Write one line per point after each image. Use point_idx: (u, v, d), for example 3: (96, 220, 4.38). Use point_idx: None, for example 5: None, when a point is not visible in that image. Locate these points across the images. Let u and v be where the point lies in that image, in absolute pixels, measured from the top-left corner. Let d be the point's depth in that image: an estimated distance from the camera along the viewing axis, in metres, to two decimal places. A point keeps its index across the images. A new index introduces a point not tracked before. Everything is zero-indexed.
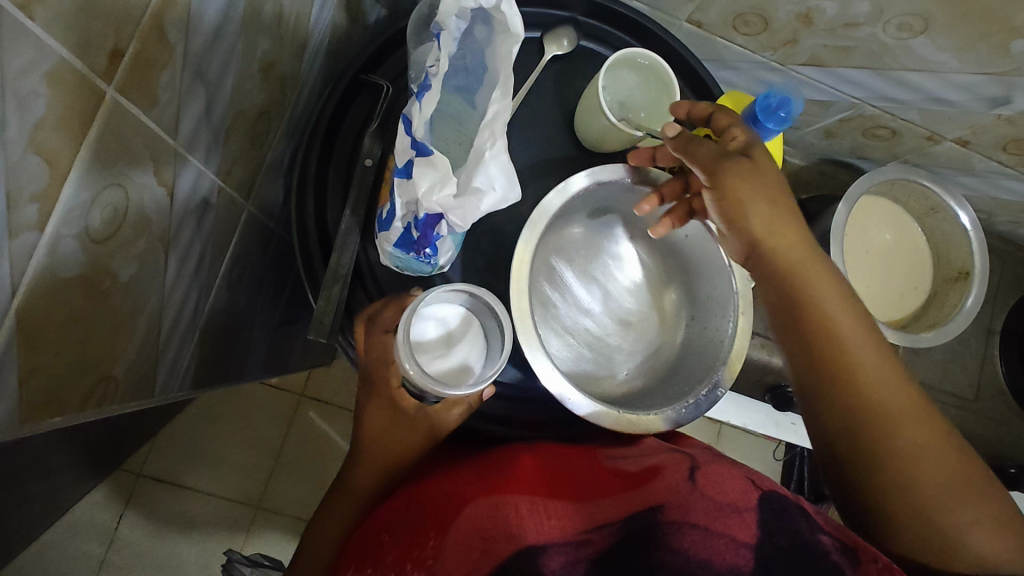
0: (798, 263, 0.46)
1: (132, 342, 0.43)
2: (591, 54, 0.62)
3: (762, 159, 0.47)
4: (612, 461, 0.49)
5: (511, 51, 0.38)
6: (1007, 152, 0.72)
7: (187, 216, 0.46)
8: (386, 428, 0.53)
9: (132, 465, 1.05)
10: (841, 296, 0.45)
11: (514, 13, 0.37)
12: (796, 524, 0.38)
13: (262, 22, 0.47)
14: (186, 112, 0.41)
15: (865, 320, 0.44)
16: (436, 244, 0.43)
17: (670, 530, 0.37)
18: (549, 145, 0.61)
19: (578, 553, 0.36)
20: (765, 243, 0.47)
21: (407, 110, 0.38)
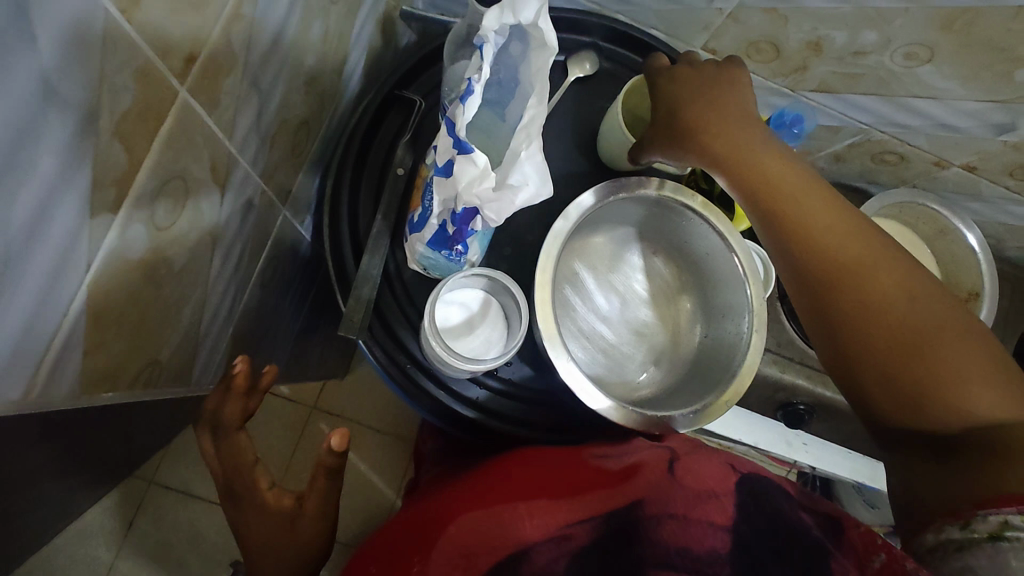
0: (772, 177, 0.48)
1: (177, 329, 0.46)
2: (611, 77, 0.66)
3: (699, 108, 0.52)
4: (599, 460, 0.50)
5: (546, 63, 0.41)
6: (1014, 178, 0.75)
7: (234, 214, 0.49)
8: (265, 530, 0.50)
9: (145, 472, 1.07)
10: (812, 190, 0.47)
11: (551, 30, 0.40)
12: (779, 504, 0.43)
13: (311, 38, 0.51)
14: (241, 115, 0.44)
15: (838, 209, 0.47)
16: (468, 241, 0.46)
17: (652, 522, 0.41)
18: (569, 160, 0.64)
19: (561, 549, 0.40)
20: (740, 172, 0.49)
21: (452, 113, 0.40)
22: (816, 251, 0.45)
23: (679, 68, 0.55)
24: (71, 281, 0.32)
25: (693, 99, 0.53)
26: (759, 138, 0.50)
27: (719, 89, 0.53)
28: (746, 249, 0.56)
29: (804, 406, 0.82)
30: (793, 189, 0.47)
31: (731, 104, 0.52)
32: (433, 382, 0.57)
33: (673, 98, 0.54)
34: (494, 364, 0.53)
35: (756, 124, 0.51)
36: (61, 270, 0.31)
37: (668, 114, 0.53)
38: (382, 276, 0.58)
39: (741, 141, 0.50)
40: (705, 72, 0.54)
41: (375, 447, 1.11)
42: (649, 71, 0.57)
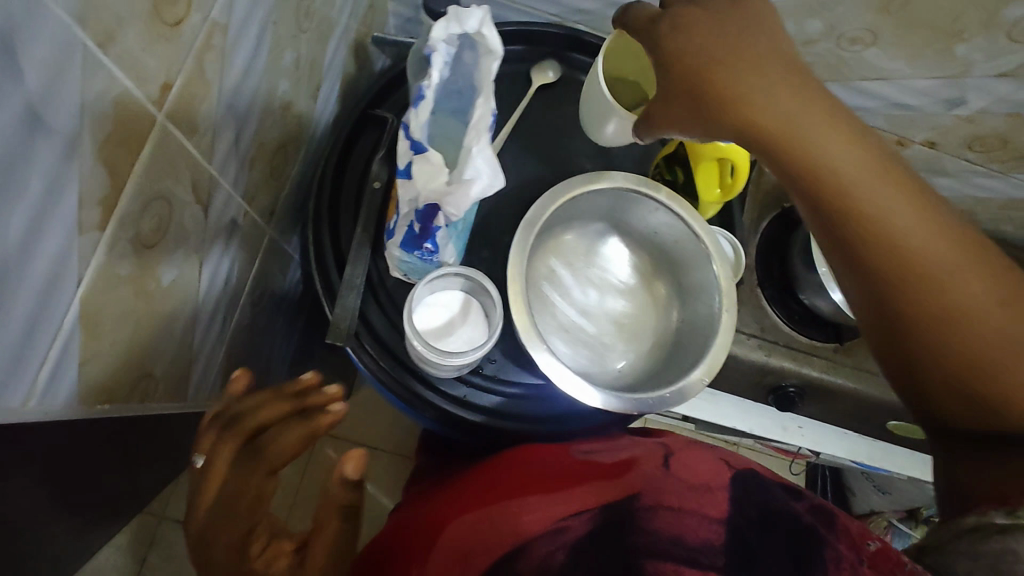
0: (826, 157, 0.41)
1: (170, 344, 0.49)
2: (573, 84, 0.69)
3: (726, 68, 0.44)
4: (586, 455, 0.53)
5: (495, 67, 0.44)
6: (974, 150, 0.77)
7: (218, 234, 0.52)
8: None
9: (156, 508, 1.09)
10: (873, 172, 0.40)
11: (495, 35, 0.43)
12: (773, 495, 0.45)
13: (283, 65, 0.55)
14: (219, 139, 0.47)
15: (906, 193, 0.40)
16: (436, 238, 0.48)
17: (645, 513, 0.43)
18: (537, 163, 0.67)
19: (559, 541, 0.43)
20: (788, 151, 0.42)
21: (406, 117, 0.43)
22: (876, 238, 0.40)
23: (682, 10, 0.47)
24: (64, 295, 0.35)
25: (718, 54, 0.44)
26: (799, 96, 0.42)
27: (743, 31, 0.44)
28: (711, 233, 0.59)
29: (794, 388, 0.82)
30: (844, 157, 0.41)
31: (768, 56, 0.44)
32: (424, 384, 0.60)
33: (683, 54, 0.46)
34: (473, 359, 0.55)
35: (798, 77, 0.43)
36: (54, 285, 0.34)
37: (683, 73, 0.46)
38: (366, 285, 0.61)
39: (786, 114, 0.42)
40: (721, 15, 0.45)
41: (380, 465, 1.13)
42: (633, 24, 0.51)
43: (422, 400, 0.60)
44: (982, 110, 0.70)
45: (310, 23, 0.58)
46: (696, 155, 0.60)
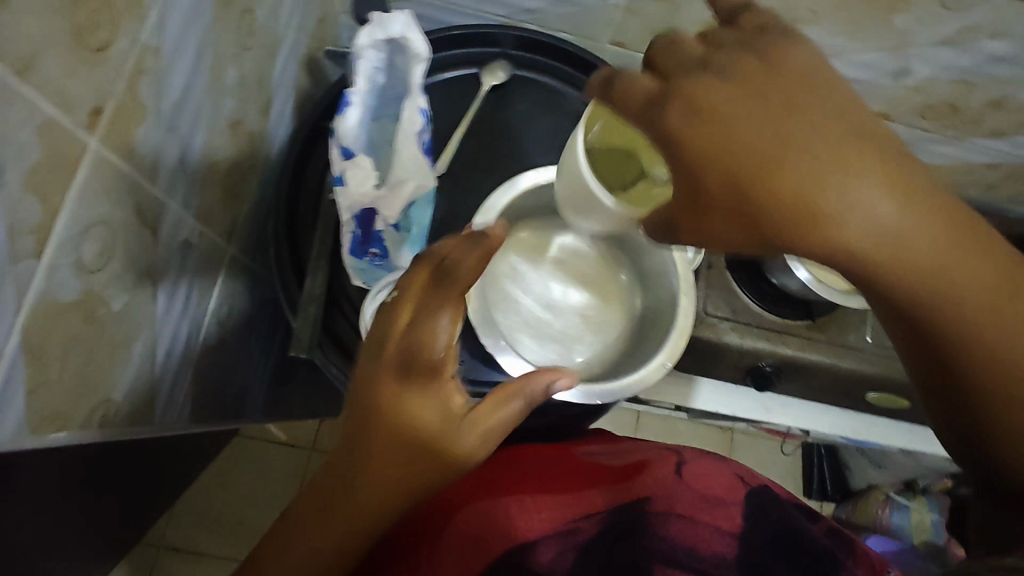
0: (936, 265, 0.32)
1: (127, 368, 0.49)
2: (523, 83, 0.70)
3: (790, 169, 0.32)
4: (590, 457, 0.57)
5: (420, 73, 0.49)
6: (927, 119, 0.78)
7: (172, 255, 0.52)
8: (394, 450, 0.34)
9: (153, 538, 1.09)
10: (981, 274, 0.33)
11: (420, 44, 0.49)
12: (789, 516, 0.48)
13: (227, 84, 0.55)
14: (163, 161, 0.48)
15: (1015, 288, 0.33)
16: (380, 242, 0.51)
17: (658, 520, 0.46)
18: (493, 164, 0.68)
19: (567, 543, 0.45)
20: (894, 272, 0.32)
21: (336, 122, 0.48)
22: (995, 356, 0.33)
23: (701, 83, 0.34)
24: (2, 326, 0.35)
25: (768, 148, 0.32)
26: (903, 199, 0.31)
27: (799, 112, 0.32)
28: None
29: (769, 366, 0.82)
30: (953, 263, 0.32)
31: (823, 133, 0.32)
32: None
33: (728, 147, 0.32)
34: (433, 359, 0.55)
35: (877, 159, 0.32)
36: None
37: (722, 180, 0.33)
38: (327, 296, 0.61)
39: (886, 223, 0.31)
40: (739, 83, 0.33)
41: None
42: (628, 107, 0.36)
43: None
44: (929, 79, 0.71)
45: (254, 41, 0.58)
46: None
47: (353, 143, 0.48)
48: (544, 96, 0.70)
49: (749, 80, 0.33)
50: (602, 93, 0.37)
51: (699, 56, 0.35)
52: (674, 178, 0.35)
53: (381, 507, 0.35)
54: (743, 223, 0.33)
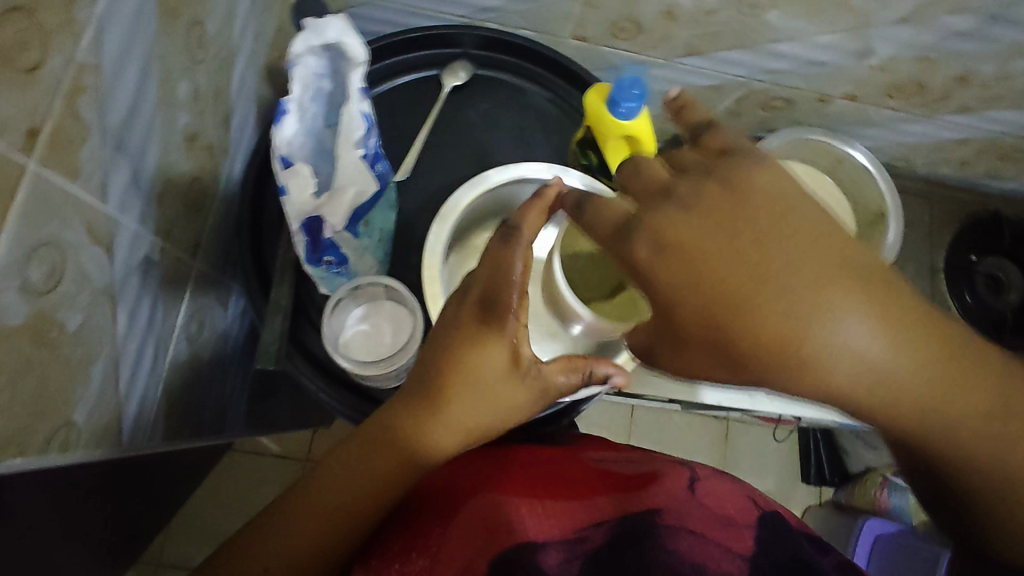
0: (919, 397, 0.35)
1: (89, 389, 0.48)
2: (484, 81, 0.70)
3: (771, 317, 0.35)
4: (601, 465, 0.55)
5: (358, 78, 0.48)
6: (894, 98, 0.77)
7: (130, 273, 0.52)
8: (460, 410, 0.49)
9: (151, 556, 1.09)
10: (969, 398, 0.36)
11: (357, 48, 0.47)
12: (796, 544, 0.44)
13: (178, 99, 0.54)
14: (113, 180, 0.47)
15: (1007, 404, 0.36)
16: (331, 249, 0.52)
17: (669, 533, 0.42)
18: (456, 166, 0.68)
19: (574, 551, 0.42)
20: (877, 402, 0.36)
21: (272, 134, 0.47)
22: (973, 461, 0.37)
23: (671, 219, 0.39)
24: None
25: (748, 295, 0.36)
26: (886, 329, 0.34)
27: (764, 243, 0.36)
28: None
29: None
30: (935, 391, 0.35)
31: (803, 279, 0.35)
32: (351, 401, 0.59)
33: (705, 285, 0.37)
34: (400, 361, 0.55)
35: (859, 300, 0.35)
36: None
37: (705, 318, 0.38)
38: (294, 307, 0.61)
39: (868, 363, 0.35)
40: (714, 228, 0.38)
41: None
42: (601, 230, 0.43)
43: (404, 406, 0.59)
44: (892, 58, 0.70)
45: (206, 54, 0.58)
46: (602, 137, 0.60)
47: (291, 152, 0.47)
48: (506, 94, 0.70)
49: (727, 226, 0.38)
50: (579, 216, 0.45)
51: (667, 186, 0.41)
52: (672, 318, 0.39)
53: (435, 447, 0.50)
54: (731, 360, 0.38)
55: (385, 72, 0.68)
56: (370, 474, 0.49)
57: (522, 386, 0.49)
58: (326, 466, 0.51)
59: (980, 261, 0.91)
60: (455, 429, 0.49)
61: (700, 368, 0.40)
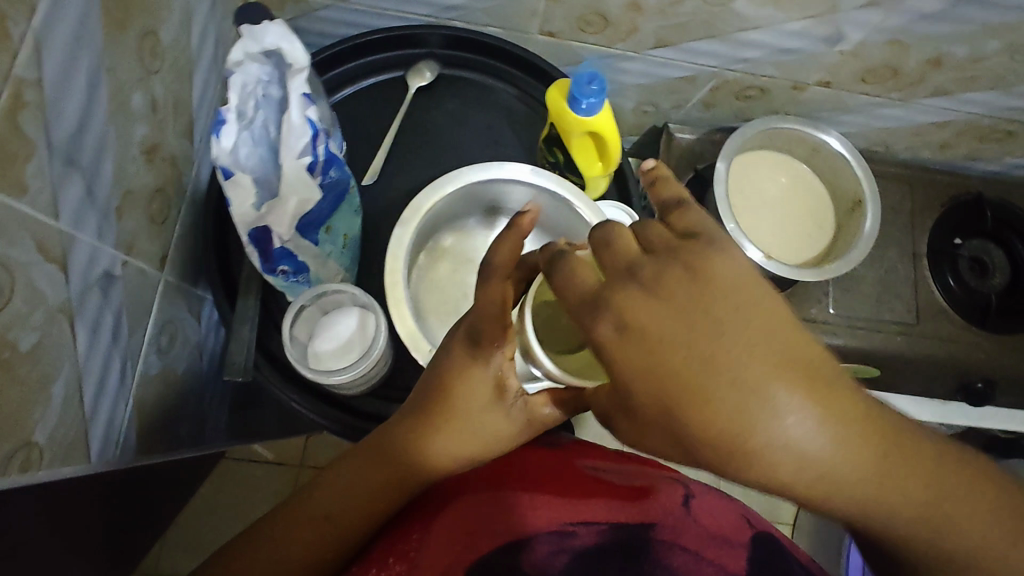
0: (866, 491, 0.32)
1: (50, 409, 0.48)
2: (449, 81, 0.69)
3: (720, 409, 0.30)
4: (597, 472, 0.54)
5: (299, 80, 0.47)
6: (867, 83, 0.76)
7: (89, 289, 0.51)
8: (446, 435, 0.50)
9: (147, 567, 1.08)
10: (911, 483, 0.33)
11: (297, 52, 0.47)
12: (783, 560, 0.45)
13: (133, 111, 0.53)
14: (65, 195, 0.46)
15: (943, 482, 0.34)
16: (283, 260, 0.51)
17: (664, 549, 0.43)
18: (423, 168, 0.67)
19: (563, 544, 0.43)
20: (826, 499, 0.32)
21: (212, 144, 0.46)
22: (914, 542, 0.34)
23: (633, 302, 0.31)
24: None
25: (698, 385, 0.30)
26: (834, 425, 0.30)
27: (715, 323, 0.30)
28: (592, 204, 0.59)
29: None
30: (880, 481, 0.32)
31: (758, 369, 0.30)
32: (308, 399, 0.58)
33: (656, 373, 0.31)
34: (358, 366, 0.55)
35: (812, 389, 0.30)
36: None
37: (650, 407, 0.31)
38: (261, 313, 0.61)
39: (818, 462, 0.30)
40: (671, 299, 0.31)
41: None
42: (567, 298, 0.34)
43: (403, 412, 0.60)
44: (862, 43, 0.69)
45: (161, 63, 0.57)
46: (565, 134, 0.59)
47: (232, 163, 0.46)
48: (472, 93, 0.69)
49: (685, 299, 0.31)
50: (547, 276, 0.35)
51: (631, 261, 0.33)
52: (616, 396, 0.33)
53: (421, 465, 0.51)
54: (676, 451, 0.32)
55: (347, 76, 0.67)
56: (365, 487, 0.51)
57: (507, 415, 0.49)
58: (327, 475, 0.53)
59: (964, 244, 0.89)
60: (442, 456, 0.51)
61: (644, 448, 0.34)
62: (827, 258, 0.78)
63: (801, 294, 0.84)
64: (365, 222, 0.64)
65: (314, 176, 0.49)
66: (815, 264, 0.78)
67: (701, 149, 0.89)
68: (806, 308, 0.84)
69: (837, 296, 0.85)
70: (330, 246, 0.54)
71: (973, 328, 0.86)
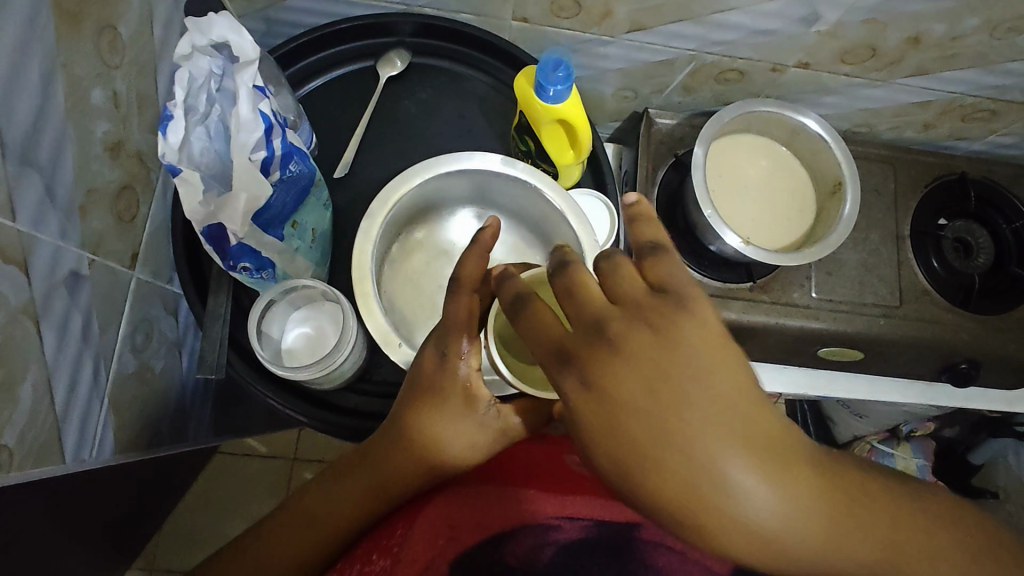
0: (823, 560, 0.32)
1: (18, 412, 0.47)
2: (420, 70, 0.68)
3: (676, 480, 0.30)
4: None
5: (247, 71, 0.47)
6: (847, 63, 0.75)
7: (55, 289, 0.50)
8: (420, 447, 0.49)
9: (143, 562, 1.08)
10: (868, 548, 0.33)
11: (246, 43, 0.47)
12: None
13: (92, 107, 0.53)
14: (23, 195, 0.45)
15: (898, 541, 0.34)
16: (243, 256, 0.50)
17: (649, 546, 0.47)
18: (395, 159, 0.66)
19: (548, 536, 0.46)
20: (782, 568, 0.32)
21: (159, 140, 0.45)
22: None
23: (599, 363, 0.31)
24: None
25: (656, 454, 0.30)
26: (788, 495, 0.30)
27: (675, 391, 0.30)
28: (564, 192, 0.59)
29: None
30: (837, 549, 0.32)
31: (714, 441, 0.29)
32: (283, 394, 0.58)
33: (617, 436, 0.30)
34: (332, 359, 0.54)
35: (767, 459, 0.30)
36: None
37: (611, 471, 0.31)
38: (233, 310, 0.61)
39: (773, 535, 0.30)
40: (635, 362, 0.30)
41: None
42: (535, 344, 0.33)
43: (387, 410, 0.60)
44: (839, 22, 0.68)
45: (121, 58, 0.56)
46: (536, 122, 0.58)
47: (179, 160, 0.45)
48: (443, 82, 0.68)
49: (648, 362, 0.30)
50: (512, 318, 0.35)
51: (597, 315, 0.32)
52: (580, 453, 0.33)
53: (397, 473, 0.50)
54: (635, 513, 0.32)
55: (315, 67, 0.66)
56: (351, 493, 0.52)
57: (480, 424, 0.48)
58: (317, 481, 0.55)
59: (947, 225, 0.88)
60: (416, 465, 0.50)
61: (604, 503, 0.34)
62: (808, 242, 0.77)
63: (783, 279, 0.83)
64: (336, 216, 0.64)
65: (269, 174, 0.48)
66: (796, 248, 0.78)
67: (681, 133, 0.86)
68: (790, 292, 0.83)
69: (822, 279, 0.84)
70: (296, 241, 0.54)
71: (955, 308, 0.85)
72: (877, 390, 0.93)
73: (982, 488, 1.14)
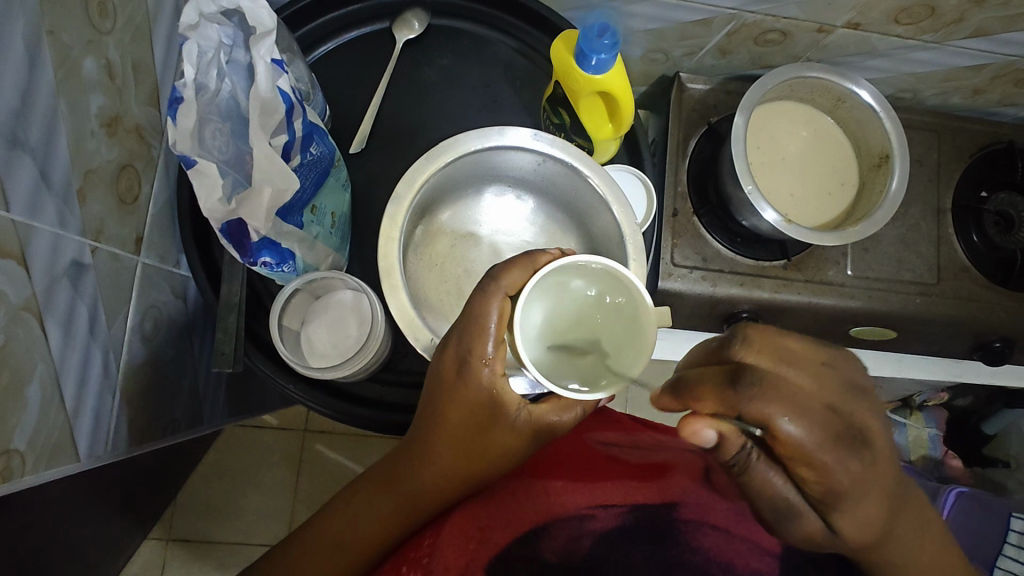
0: None
1: (28, 413, 0.44)
2: (441, 31, 0.62)
3: None
4: (609, 449, 0.59)
5: (265, 44, 0.43)
6: (901, 23, 0.69)
7: (57, 281, 0.46)
8: (449, 451, 0.46)
9: (160, 532, 1.08)
10: None
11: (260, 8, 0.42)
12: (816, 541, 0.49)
13: (86, 79, 0.47)
14: (15, 182, 0.41)
15: None
16: (261, 251, 0.46)
17: (690, 529, 0.46)
18: (414, 132, 0.61)
19: (584, 527, 0.46)
20: None
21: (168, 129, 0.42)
22: None
23: None
24: None
25: None
26: None
27: None
28: (598, 167, 0.54)
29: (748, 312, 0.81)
30: None
31: None
32: (305, 386, 0.55)
33: None
34: (356, 358, 0.52)
35: None
36: None
37: None
38: (247, 296, 0.57)
39: None
40: None
41: (370, 450, 1.13)
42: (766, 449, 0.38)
43: (410, 407, 0.57)
44: None
45: (112, 21, 0.50)
46: (573, 94, 0.54)
47: (192, 149, 0.42)
48: (465, 46, 0.62)
49: None
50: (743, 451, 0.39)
51: None
52: None
53: (423, 484, 0.48)
54: None
55: (325, 30, 0.60)
56: (374, 514, 0.49)
57: (509, 428, 0.45)
58: (335, 502, 0.51)
59: (989, 198, 0.83)
60: (442, 473, 0.47)
61: None
62: (850, 219, 0.73)
63: (819, 256, 0.80)
64: (354, 195, 0.60)
65: (290, 159, 0.46)
66: (835, 226, 0.74)
67: (715, 100, 0.80)
68: (825, 267, 0.80)
69: (858, 253, 0.80)
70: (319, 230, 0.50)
71: (994, 285, 0.82)
72: (905, 367, 0.92)
73: (993, 457, 1.09)
